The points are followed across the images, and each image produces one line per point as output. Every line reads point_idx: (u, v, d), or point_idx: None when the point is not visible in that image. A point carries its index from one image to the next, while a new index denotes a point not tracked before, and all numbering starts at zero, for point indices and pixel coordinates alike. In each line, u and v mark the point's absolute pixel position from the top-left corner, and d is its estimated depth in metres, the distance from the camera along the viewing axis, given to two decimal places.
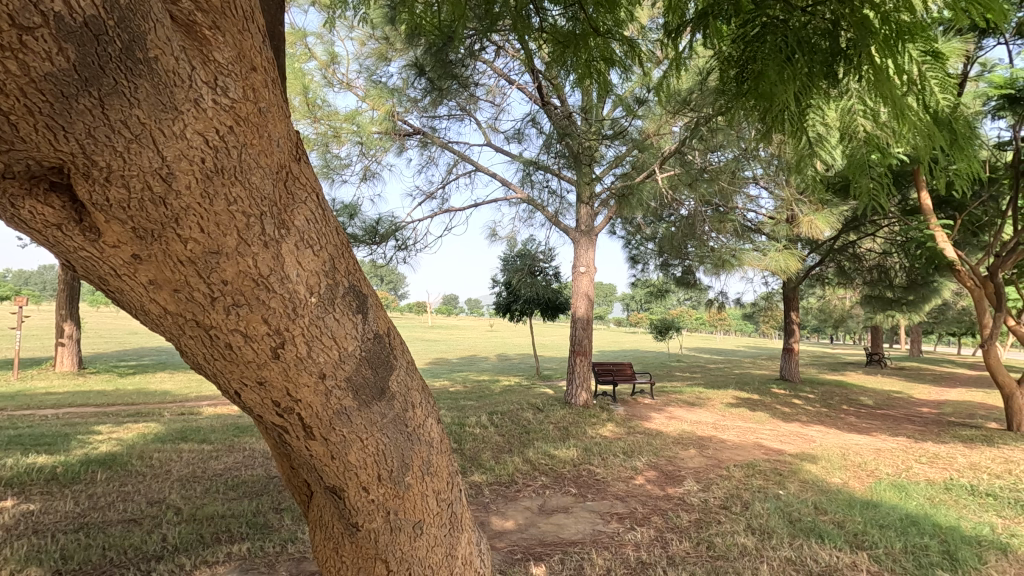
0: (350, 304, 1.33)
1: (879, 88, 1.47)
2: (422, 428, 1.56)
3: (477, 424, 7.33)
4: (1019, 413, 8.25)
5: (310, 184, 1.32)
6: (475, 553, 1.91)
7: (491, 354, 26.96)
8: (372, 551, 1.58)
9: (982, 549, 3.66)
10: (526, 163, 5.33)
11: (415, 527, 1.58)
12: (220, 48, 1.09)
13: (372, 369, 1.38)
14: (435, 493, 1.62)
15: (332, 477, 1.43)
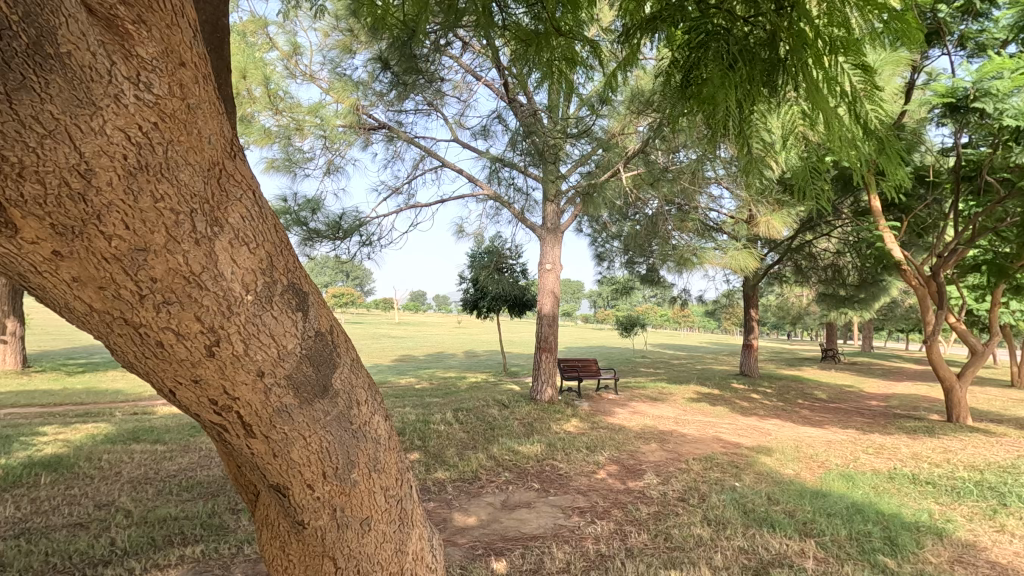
0: (289, 302, 1.32)
1: (814, 98, 1.54)
2: (369, 425, 1.55)
3: (442, 420, 7.31)
4: (958, 404, 8.70)
5: (246, 181, 1.31)
6: (429, 548, 1.92)
7: (459, 351, 26.91)
8: (319, 549, 1.57)
9: (920, 534, 3.87)
10: (492, 159, 5.35)
11: (363, 523, 1.58)
12: (144, 43, 1.06)
13: (314, 367, 1.37)
14: (384, 490, 1.62)
15: (275, 476, 1.41)
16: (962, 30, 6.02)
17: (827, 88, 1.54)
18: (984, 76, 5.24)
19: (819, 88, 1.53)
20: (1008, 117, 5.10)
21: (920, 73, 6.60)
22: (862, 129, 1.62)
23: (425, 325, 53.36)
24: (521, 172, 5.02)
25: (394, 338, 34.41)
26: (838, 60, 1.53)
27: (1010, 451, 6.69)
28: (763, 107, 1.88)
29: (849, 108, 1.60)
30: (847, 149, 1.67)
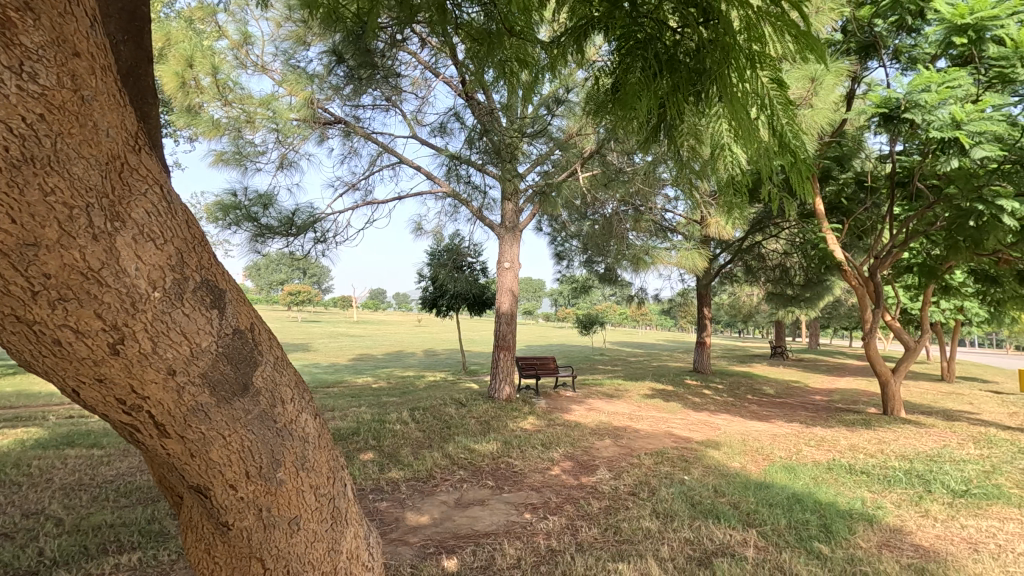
0: (202, 299, 1.32)
1: (734, 111, 1.62)
2: (295, 423, 1.56)
3: (397, 420, 7.24)
4: (893, 398, 9.18)
5: (150, 176, 1.29)
6: (366, 544, 1.92)
7: (418, 350, 26.70)
8: (246, 550, 1.54)
9: (853, 521, 4.08)
10: (449, 157, 5.37)
11: (291, 523, 1.57)
12: (31, 32, 1.01)
13: (231, 365, 1.37)
14: (313, 488, 1.62)
15: (194, 476, 1.38)
16: (897, 44, 6.39)
17: (746, 100, 1.62)
18: (915, 88, 5.57)
19: (739, 99, 1.60)
20: (934, 129, 5.45)
21: (859, 84, 6.95)
22: (777, 140, 1.72)
23: (384, 323, 52.61)
24: (478, 170, 5.05)
25: (352, 337, 33.94)
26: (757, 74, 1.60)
27: (936, 441, 7.14)
28: (691, 110, 1.95)
29: (766, 120, 1.68)
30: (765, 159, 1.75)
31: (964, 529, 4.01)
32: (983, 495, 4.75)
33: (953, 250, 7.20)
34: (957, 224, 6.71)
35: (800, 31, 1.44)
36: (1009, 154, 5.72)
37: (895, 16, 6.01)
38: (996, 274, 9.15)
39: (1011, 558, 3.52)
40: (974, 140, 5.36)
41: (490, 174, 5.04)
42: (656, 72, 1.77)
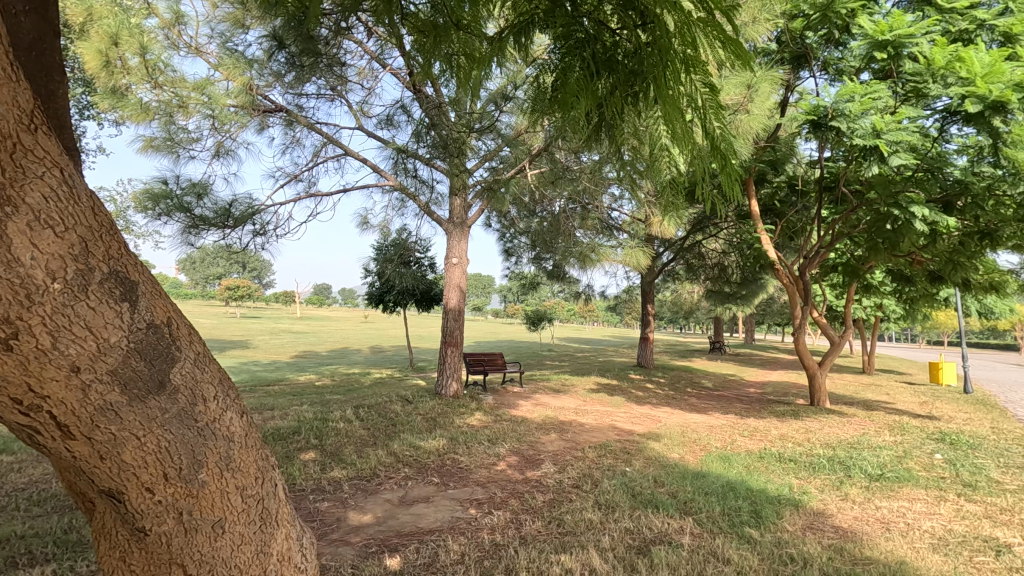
0: (110, 292, 1.29)
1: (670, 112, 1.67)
2: (218, 422, 1.52)
3: (341, 418, 7.07)
4: (819, 389, 9.76)
5: (50, 157, 1.25)
6: (299, 546, 1.89)
7: (365, 346, 26.19)
8: (165, 556, 1.48)
9: (781, 506, 4.32)
10: (396, 150, 5.29)
11: (216, 526, 1.51)
12: None
13: (145, 361, 1.34)
14: (240, 489, 1.57)
15: (105, 480, 1.34)
16: (826, 56, 6.77)
17: (681, 103, 1.68)
18: (841, 98, 5.94)
19: (674, 101, 1.66)
20: (857, 136, 5.85)
21: (792, 92, 7.34)
22: (711, 142, 1.79)
23: (329, 319, 51.25)
24: (425, 164, 5.00)
25: (295, 334, 32.86)
26: (690, 78, 1.65)
27: (856, 429, 7.66)
28: (629, 111, 2.01)
29: (700, 122, 1.74)
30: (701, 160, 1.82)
31: (878, 510, 4.33)
32: (895, 478, 5.14)
33: (873, 250, 7.71)
34: (876, 227, 7.20)
35: (727, 39, 1.51)
36: (922, 163, 6.18)
37: (824, 29, 6.37)
38: (910, 274, 9.89)
39: (917, 534, 3.83)
40: (892, 148, 5.75)
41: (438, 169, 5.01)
42: (593, 73, 1.82)
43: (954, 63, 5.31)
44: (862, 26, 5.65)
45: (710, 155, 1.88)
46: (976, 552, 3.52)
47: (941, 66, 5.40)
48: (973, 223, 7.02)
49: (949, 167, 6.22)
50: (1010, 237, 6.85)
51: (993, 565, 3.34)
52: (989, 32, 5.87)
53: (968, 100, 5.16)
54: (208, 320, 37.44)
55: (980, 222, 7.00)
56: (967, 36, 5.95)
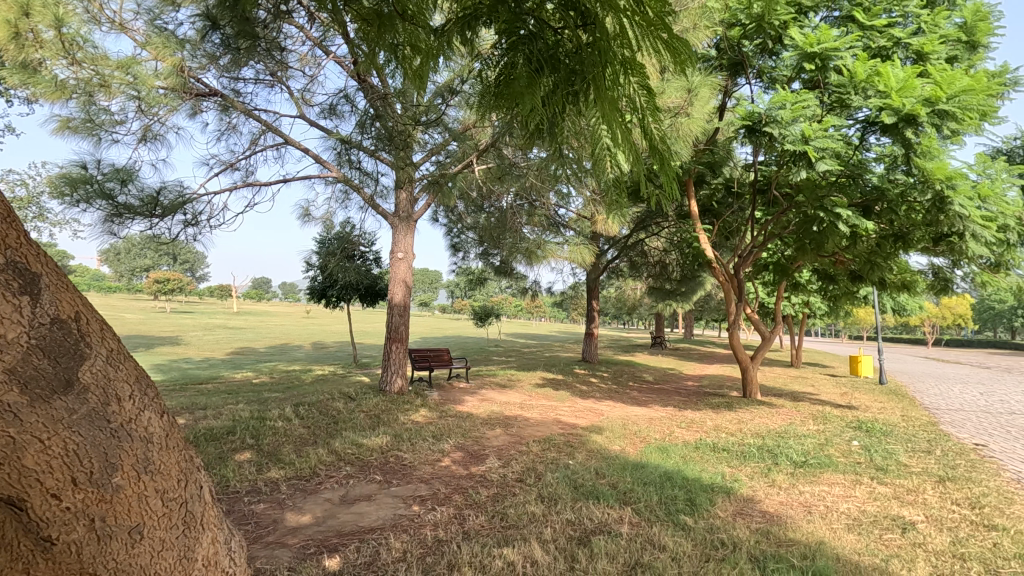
0: (8, 285, 1.25)
1: (609, 112, 1.71)
2: (134, 423, 1.46)
3: (280, 416, 6.83)
4: (751, 382, 10.25)
5: None
6: (226, 550, 1.84)
7: (306, 343, 25.40)
8: (76, 566, 1.39)
9: (714, 494, 4.52)
10: (339, 141, 5.16)
11: (133, 532, 1.45)
12: None
13: (50, 360, 1.28)
14: (160, 493, 1.51)
15: (5, 486, 1.26)
16: (761, 65, 7.10)
17: (621, 103, 1.73)
18: (773, 105, 6.27)
19: (614, 101, 1.70)
20: (787, 142, 6.18)
21: (730, 98, 7.67)
22: (649, 143, 1.85)
23: (268, 314, 49.35)
24: (370, 156, 4.90)
25: (231, 329, 31.44)
26: (628, 80, 1.70)
27: (784, 419, 8.11)
28: (570, 111, 2.04)
29: (638, 123, 1.79)
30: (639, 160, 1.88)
31: (802, 495, 4.61)
32: (817, 464, 5.49)
33: (801, 251, 8.17)
34: (804, 228, 7.63)
35: (668, 42, 1.56)
36: (845, 169, 6.61)
37: (759, 39, 6.71)
38: (834, 273, 10.55)
39: (835, 516, 4.10)
40: (818, 154, 6.10)
41: (382, 161, 4.92)
42: (537, 70, 1.83)
43: (873, 77, 5.69)
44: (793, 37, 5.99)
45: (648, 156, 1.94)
46: (886, 530, 3.81)
47: (862, 79, 5.78)
48: (889, 227, 7.54)
49: (867, 174, 6.67)
50: (919, 240, 7.39)
51: (900, 541, 3.62)
52: (904, 49, 6.33)
53: (885, 112, 5.55)
54: (136, 315, 35.27)
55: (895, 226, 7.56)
56: (886, 53, 6.39)
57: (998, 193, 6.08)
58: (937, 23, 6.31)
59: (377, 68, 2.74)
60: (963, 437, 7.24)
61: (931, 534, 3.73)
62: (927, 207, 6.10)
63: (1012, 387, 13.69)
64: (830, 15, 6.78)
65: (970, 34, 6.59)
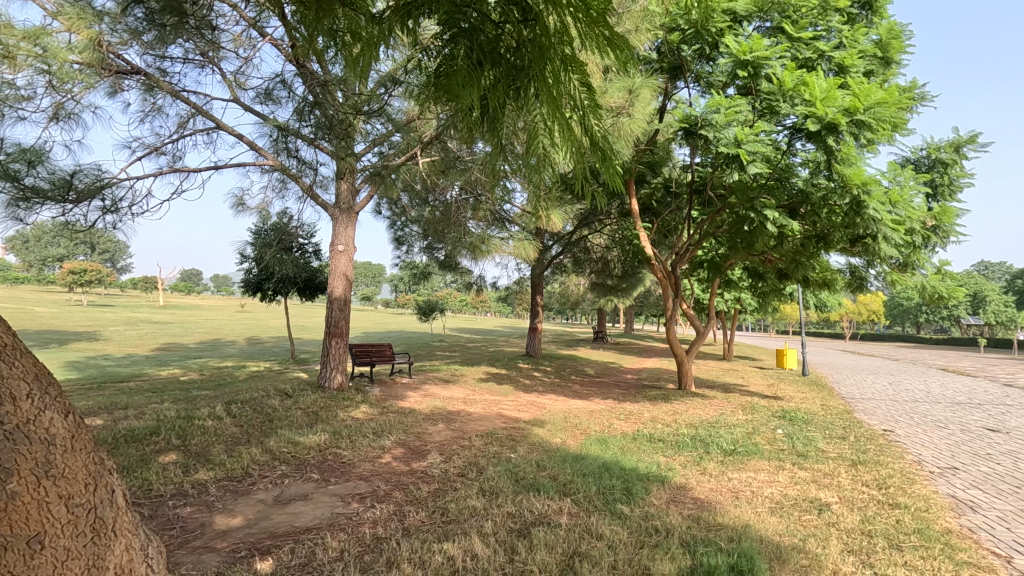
0: None
1: (551, 107, 1.72)
2: (33, 426, 1.45)
3: (209, 415, 6.50)
4: (687, 374, 10.68)
5: None
6: (142, 557, 1.78)
7: (240, 338, 24.35)
8: None
9: (649, 482, 4.69)
10: (275, 127, 4.94)
11: (32, 541, 1.40)
12: None
13: None
14: (64, 499, 1.48)
15: None
16: (698, 70, 7.37)
17: (561, 100, 1.74)
18: (709, 109, 6.54)
19: (554, 98, 1.71)
20: (722, 145, 6.46)
21: (669, 100, 7.93)
22: (589, 139, 1.88)
23: (198, 308, 46.87)
24: (309, 144, 4.74)
25: (157, 324, 29.64)
26: (569, 76, 1.72)
27: (716, 410, 8.50)
28: (512, 106, 2.04)
29: (578, 119, 1.82)
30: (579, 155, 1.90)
31: (730, 481, 4.86)
32: (744, 452, 5.80)
33: (732, 249, 8.58)
34: (736, 228, 8.01)
35: (607, 39, 1.58)
36: (774, 172, 6.97)
37: (697, 44, 6.98)
38: (763, 271, 11.14)
39: (760, 500, 4.35)
40: (750, 158, 6.39)
41: (322, 150, 4.78)
42: (477, 63, 1.81)
43: (800, 86, 6.03)
44: (729, 44, 6.27)
45: (588, 153, 1.97)
46: (805, 512, 4.08)
47: (790, 88, 6.10)
48: (812, 228, 8.04)
49: (793, 178, 7.07)
50: (838, 240, 7.91)
51: (817, 522, 3.89)
52: (828, 61, 6.74)
53: (810, 119, 5.90)
54: (46, 308, 32.54)
55: (817, 228, 8.06)
56: (811, 64, 6.78)
57: (906, 199, 6.60)
58: (857, 38, 6.77)
59: (316, 54, 2.62)
60: (874, 423, 7.85)
61: (843, 514, 4.03)
62: (845, 210, 6.53)
63: (916, 378, 14.94)
64: (762, 25, 7.12)
65: (885, 50, 7.12)
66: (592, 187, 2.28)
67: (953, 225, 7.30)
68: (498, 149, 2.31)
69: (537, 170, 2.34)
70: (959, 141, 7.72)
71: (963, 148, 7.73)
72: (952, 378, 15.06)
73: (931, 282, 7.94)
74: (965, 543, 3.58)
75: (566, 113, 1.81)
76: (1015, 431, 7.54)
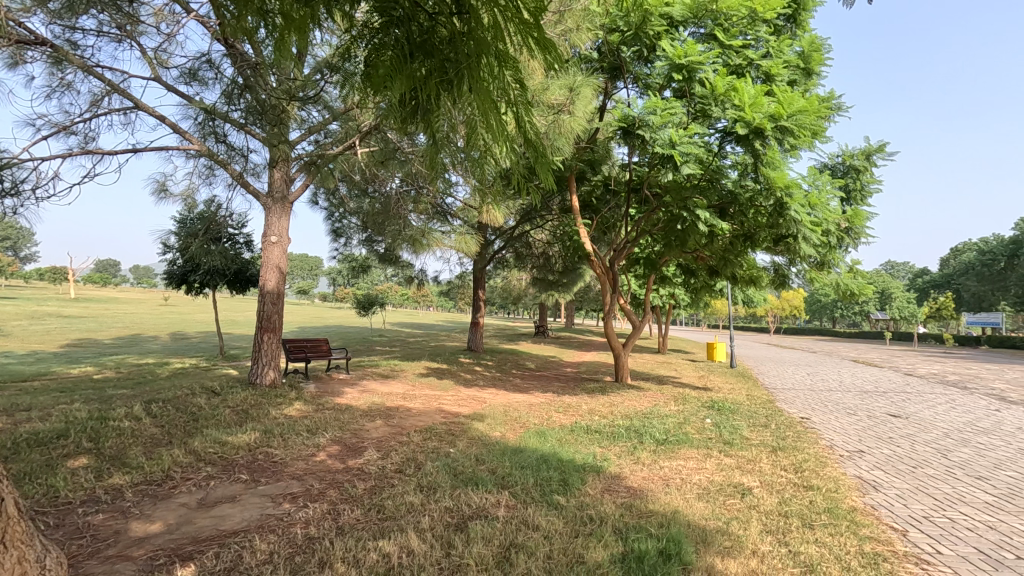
0: None
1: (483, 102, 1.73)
2: None
3: (126, 416, 6.08)
4: (624, 367, 11.00)
5: None
6: (37, 570, 1.69)
7: (164, 333, 22.92)
8: None
9: (585, 473, 4.81)
10: (200, 109, 4.67)
11: None
12: None
13: None
14: None
15: None
16: (637, 71, 7.58)
17: (494, 95, 1.75)
18: (646, 110, 6.75)
19: (486, 92, 1.72)
20: (657, 145, 6.69)
21: (609, 100, 8.12)
22: (522, 137, 1.90)
23: (116, 301, 43.69)
24: (239, 130, 4.54)
25: (67, 318, 27.37)
26: (501, 72, 1.72)
27: (650, 401, 8.81)
28: (446, 100, 2.03)
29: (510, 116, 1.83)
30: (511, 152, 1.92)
31: (661, 469, 5.06)
32: (676, 441, 6.05)
33: (667, 246, 8.91)
34: (671, 226, 8.32)
35: (537, 40, 1.62)
36: (706, 173, 7.28)
37: (635, 46, 7.19)
38: (695, 268, 11.63)
39: (688, 487, 4.56)
40: (683, 159, 6.64)
41: (254, 137, 4.57)
42: (407, 54, 1.82)
43: (730, 92, 6.32)
44: (665, 48, 6.49)
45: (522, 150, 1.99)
46: (729, 496, 4.31)
47: (720, 92, 6.38)
48: (739, 228, 8.48)
49: (723, 179, 7.42)
50: (763, 240, 8.39)
51: (739, 505, 4.12)
52: (756, 69, 7.11)
53: (738, 124, 6.20)
54: None
55: (745, 227, 8.49)
56: (741, 71, 7.13)
57: (824, 202, 7.06)
58: (782, 49, 7.18)
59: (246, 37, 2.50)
60: (792, 412, 8.39)
61: (763, 497, 4.29)
62: (770, 211, 6.92)
63: (831, 369, 16.08)
64: (696, 31, 7.41)
65: (807, 62, 7.60)
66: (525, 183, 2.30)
67: (863, 228, 7.90)
68: (432, 142, 2.28)
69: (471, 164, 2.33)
70: (870, 150, 8.33)
71: (873, 156, 8.35)
72: (862, 368, 16.34)
73: (844, 279, 8.55)
74: (868, 519, 3.89)
75: (499, 109, 1.82)
76: (913, 415, 8.27)
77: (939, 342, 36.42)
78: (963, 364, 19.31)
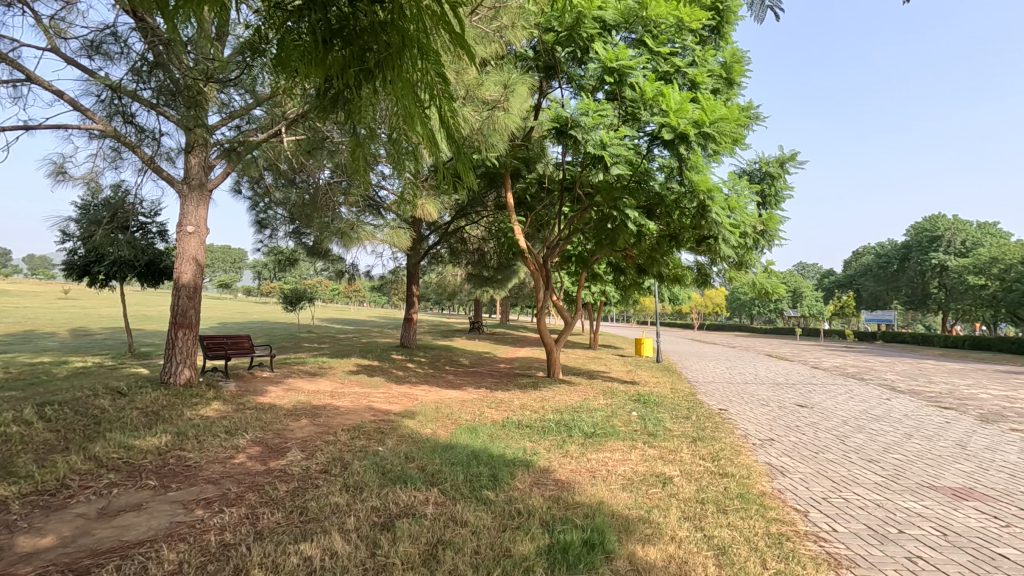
0: None
1: (404, 92, 1.69)
2: None
3: (14, 420, 5.51)
4: (556, 362, 11.18)
5: None
6: None
7: (64, 329, 20.98)
8: None
9: (515, 467, 4.86)
10: (105, 86, 4.31)
11: None
12: None
13: None
14: None
15: None
16: (571, 72, 7.72)
17: (417, 89, 1.72)
18: (579, 111, 6.88)
19: (408, 85, 1.69)
20: (589, 145, 6.83)
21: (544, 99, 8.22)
22: (444, 132, 1.87)
23: (7, 294, 39.55)
24: (150, 110, 4.22)
25: None
26: (421, 64, 1.69)
27: (580, 396, 9.03)
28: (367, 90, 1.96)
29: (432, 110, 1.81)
30: (432, 146, 1.89)
31: (588, 461, 5.20)
32: (603, 434, 6.23)
33: (598, 245, 9.14)
34: (601, 225, 8.54)
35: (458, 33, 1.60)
36: (635, 175, 7.53)
37: (570, 47, 7.32)
38: (625, 266, 11.99)
39: (614, 478, 4.71)
40: (613, 160, 6.82)
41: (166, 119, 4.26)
42: (324, 41, 1.75)
43: (658, 97, 6.55)
44: (598, 50, 6.65)
45: (446, 144, 1.97)
46: (651, 486, 4.49)
47: (649, 97, 6.62)
48: (666, 228, 8.83)
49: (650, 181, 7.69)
50: (687, 240, 8.78)
51: (660, 494, 4.30)
52: (682, 76, 7.44)
53: (665, 129, 6.43)
54: None
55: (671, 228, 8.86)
56: (669, 76, 7.43)
57: (742, 205, 7.48)
58: (706, 58, 7.54)
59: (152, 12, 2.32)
60: (711, 404, 8.86)
61: (682, 485, 4.51)
62: (694, 212, 7.25)
63: (749, 363, 17.07)
64: (627, 36, 7.61)
65: (729, 72, 8.02)
66: (451, 177, 2.27)
67: (776, 230, 8.46)
68: (354, 134, 2.21)
69: (395, 158, 2.27)
70: (783, 158, 8.92)
71: (786, 164, 8.94)
72: (774, 363, 17.45)
73: (760, 279, 9.10)
74: (775, 502, 4.19)
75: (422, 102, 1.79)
76: (817, 405, 8.97)
77: (842, 338, 39.62)
78: (862, 359, 21.01)
